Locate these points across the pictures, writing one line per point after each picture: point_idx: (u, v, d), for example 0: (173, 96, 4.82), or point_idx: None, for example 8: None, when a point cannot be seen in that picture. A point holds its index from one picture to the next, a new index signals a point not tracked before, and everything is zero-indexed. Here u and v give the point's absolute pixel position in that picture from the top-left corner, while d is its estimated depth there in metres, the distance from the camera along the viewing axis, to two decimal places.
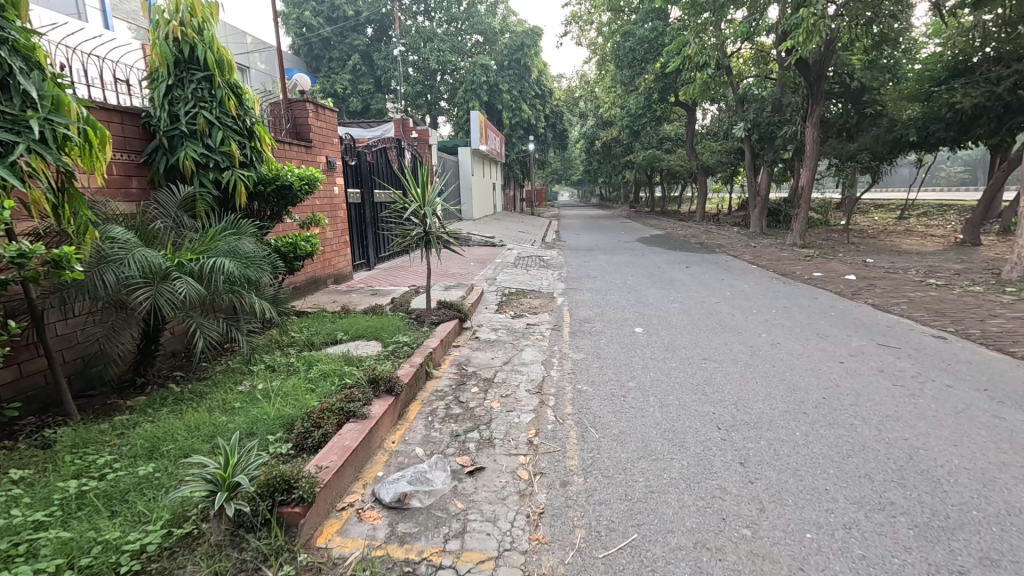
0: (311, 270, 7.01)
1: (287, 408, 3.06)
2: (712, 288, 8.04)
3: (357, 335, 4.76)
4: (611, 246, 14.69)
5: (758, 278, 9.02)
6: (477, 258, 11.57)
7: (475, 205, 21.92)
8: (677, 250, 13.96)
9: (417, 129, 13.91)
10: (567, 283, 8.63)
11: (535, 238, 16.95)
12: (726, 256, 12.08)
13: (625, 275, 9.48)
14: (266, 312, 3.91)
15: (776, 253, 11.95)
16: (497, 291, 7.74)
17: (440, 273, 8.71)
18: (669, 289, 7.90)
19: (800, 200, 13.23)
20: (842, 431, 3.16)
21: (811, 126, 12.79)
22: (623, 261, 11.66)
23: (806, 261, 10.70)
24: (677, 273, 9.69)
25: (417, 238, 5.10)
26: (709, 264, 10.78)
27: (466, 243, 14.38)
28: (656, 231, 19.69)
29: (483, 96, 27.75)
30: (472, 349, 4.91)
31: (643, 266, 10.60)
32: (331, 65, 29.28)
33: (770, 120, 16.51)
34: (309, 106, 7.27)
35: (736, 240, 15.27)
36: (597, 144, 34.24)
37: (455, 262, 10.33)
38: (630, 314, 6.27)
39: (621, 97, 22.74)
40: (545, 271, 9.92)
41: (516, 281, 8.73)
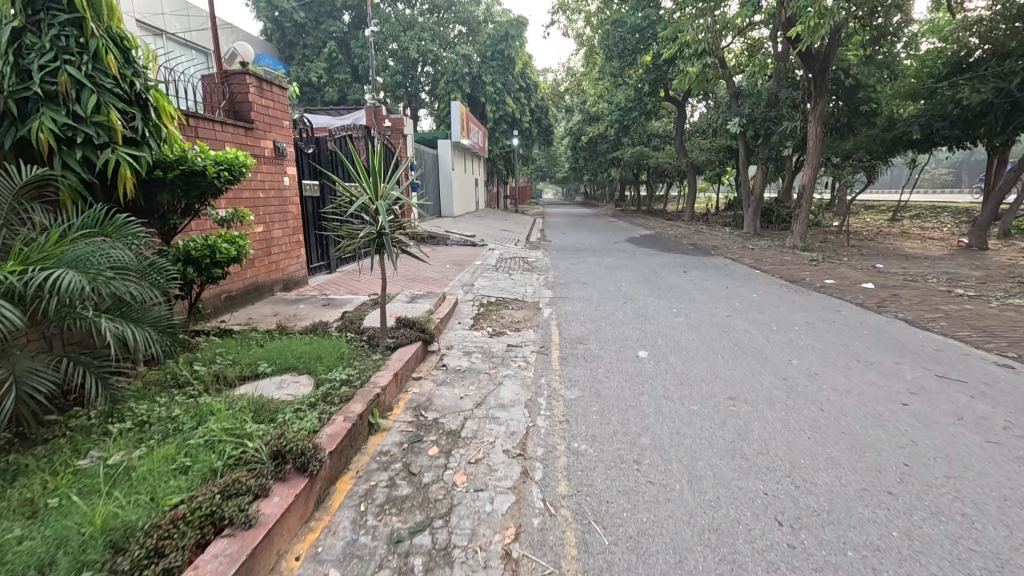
0: (250, 276, 5.88)
1: (128, 509, 1.95)
2: (719, 297, 7.12)
3: (284, 367, 3.66)
4: (600, 247, 13.73)
5: (766, 285, 8.12)
6: (454, 260, 10.50)
7: (456, 202, 20.83)
8: (670, 251, 13.09)
9: (391, 117, 12.71)
10: (555, 290, 7.63)
11: (519, 237, 15.96)
12: (724, 259, 11.20)
13: (619, 280, 8.52)
14: (138, 345, 2.80)
15: (778, 257, 11.13)
16: (474, 301, 6.68)
17: (409, 279, 7.62)
18: (671, 299, 6.96)
19: (801, 200, 12.49)
20: (957, 531, 2.20)
21: (813, 121, 11.99)
22: (615, 264, 10.68)
23: (813, 265, 9.86)
24: (675, 278, 8.76)
25: (366, 241, 4.00)
26: (709, 268, 9.89)
27: (444, 242, 13.30)
28: (645, 231, 18.85)
29: (466, 87, 26.58)
30: (437, 383, 3.86)
31: (638, 270, 9.64)
32: (305, 51, 27.79)
33: (767, 115, 15.73)
34: (250, 80, 6.09)
35: (731, 241, 14.49)
36: (583, 140, 33.36)
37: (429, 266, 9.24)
38: (629, 332, 5.28)
39: (609, 90, 21.80)
40: (529, 275, 8.90)
41: (497, 287, 7.69)
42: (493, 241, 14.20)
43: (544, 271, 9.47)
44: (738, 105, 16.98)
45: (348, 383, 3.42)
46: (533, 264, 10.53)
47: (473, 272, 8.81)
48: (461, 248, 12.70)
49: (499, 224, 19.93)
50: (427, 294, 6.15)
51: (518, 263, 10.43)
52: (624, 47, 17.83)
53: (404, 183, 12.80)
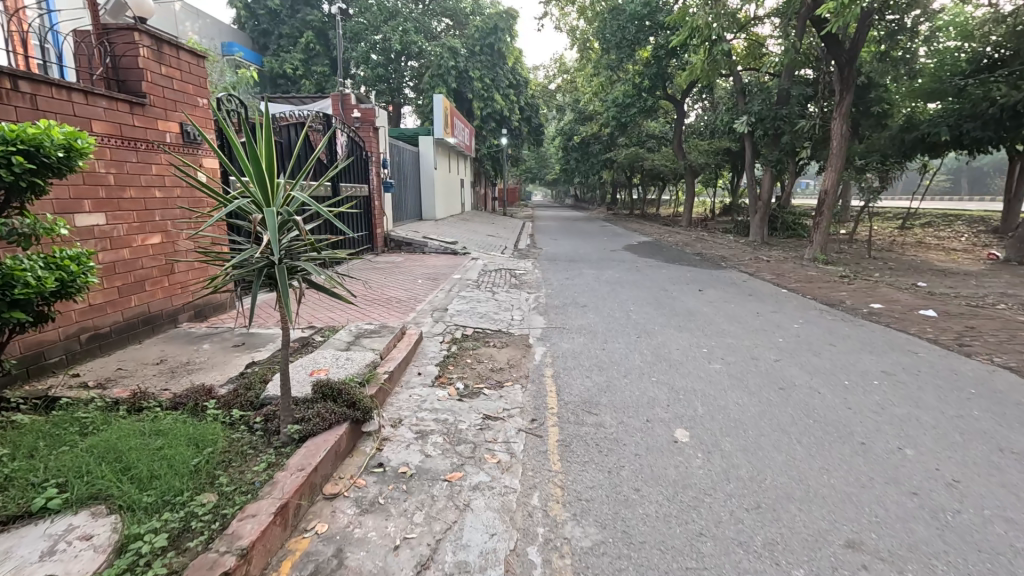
0: (133, 305, 4.34)
1: None
2: (754, 330, 5.69)
3: (88, 497, 2.10)
4: (596, 257, 12.31)
5: (803, 311, 6.71)
6: (429, 273, 8.96)
7: (438, 203, 19.28)
8: (675, 262, 11.70)
9: (361, 107, 11.05)
10: (550, 317, 6.16)
11: (507, 244, 14.48)
12: (739, 274, 9.81)
13: (625, 302, 7.05)
14: None
15: (801, 271, 9.77)
16: (444, 334, 5.16)
17: (364, 305, 6.10)
18: (695, 332, 5.51)
19: (822, 207, 11.12)
20: None
21: (838, 118, 10.65)
22: (616, 279, 9.23)
23: (847, 283, 8.49)
24: (691, 299, 7.32)
25: (245, 273, 2.43)
26: (727, 286, 8.48)
27: (422, 249, 11.77)
28: (643, 238, 17.45)
29: (451, 82, 25.06)
30: (359, 511, 2.33)
31: (645, 288, 8.19)
32: (280, 41, 26.03)
33: (778, 113, 14.40)
34: (138, 39, 4.50)
35: (740, 251, 13.14)
36: (575, 141, 31.99)
37: (396, 285, 7.71)
38: (656, 393, 3.80)
39: (605, 86, 20.41)
40: (516, 294, 7.41)
41: (476, 312, 6.18)
42: (477, 248, 12.68)
43: (535, 288, 7.98)
44: (745, 102, 15.68)
45: (179, 545, 1.88)
46: (521, 278, 9.04)
47: (449, 291, 7.29)
48: (440, 257, 11.17)
49: (485, 229, 18.41)
50: (380, 328, 4.63)
51: (503, 277, 8.93)
52: (622, 37, 16.43)
53: (374, 184, 11.19)
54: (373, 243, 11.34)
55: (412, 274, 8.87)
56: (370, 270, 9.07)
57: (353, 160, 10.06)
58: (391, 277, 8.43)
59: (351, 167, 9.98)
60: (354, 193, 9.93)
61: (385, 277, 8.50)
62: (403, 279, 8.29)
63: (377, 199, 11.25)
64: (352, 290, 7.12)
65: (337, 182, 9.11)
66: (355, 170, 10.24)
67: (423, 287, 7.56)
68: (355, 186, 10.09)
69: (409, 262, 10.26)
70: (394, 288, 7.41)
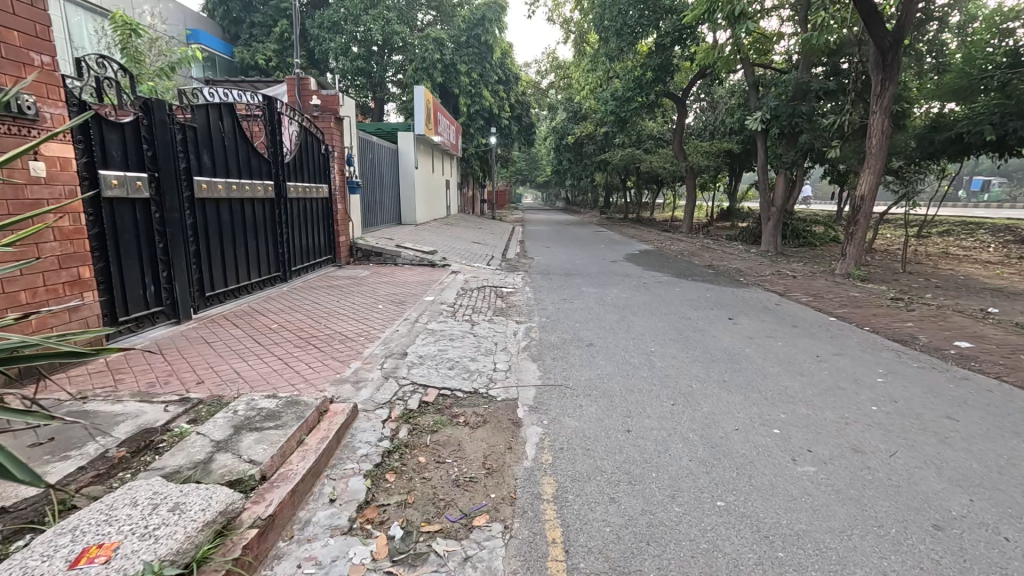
0: None
1: None
2: (828, 388, 4.12)
3: None
4: (595, 270, 10.72)
5: (875, 353, 5.15)
6: (394, 294, 7.31)
7: (420, 206, 17.63)
8: (686, 276, 10.19)
9: (321, 93, 9.40)
10: (547, 364, 4.56)
11: (494, 253, 12.90)
12: (769, 295, 8.26)
13: (643, 338, 5.47)
14: None
15: (841, 292, 8.30)
16: (392, 405, 3.51)
17: (290, 355, 4.46)
18: (749, 395, 3.93)
19: (856, 215, 9.64)
20: None
21: (878, 113, 9.14)
22: (624, 299, 7.64)
23: (905, 308, 7.01)
24: (724, 334, 5.75)
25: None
26: (760, 311, 6.96)
27: (396, 260, 10.17)
28: (643, 246, 15.96)
29: (437, 77, 23.57)
30: None
31: (662, 314, 6.60)
32: (253, 29, 24.19)
33: (797, 109, 12.95)
34: None
35: (757, 264, 11.65)
36: (568, 141, 30.52)
37: (348, 313, 6.07)
38: (737, 548, 2.20)
39: (600, 81, 18.95)
40: (502, 327, 5.78)
41: (445, 358, 4.55)
42: (458, 259, 11.04)
43: (525, 317, 6.34)
44: (757, 97, 14.28)
45: None
46: (507, 300, 7.42)
47: (414, 323, 5.63)
48: (413, 270, 9.50)
49: (470, 235, 16.75)
50: (284, 406, 2.96)
51: (485, 299, 7.29)
52: (622, 23, 14.80)
53: (337, 183, 9.51)
54: (333, 252, 9.66)
55: (373, 295, 7.24)
56: (323, 290, 7.43)
57: (307, 154, 8.36)
58: (345, 301, 6.79)
59: (305, 163, 8.29)
60: (306, 194, 8.25)
61: (339, 300, 6.86)
62: (361, 304, 6.65)
63: (339, 201, 9.57)
64: (286, 324, 5.46)
65: (284, 180, 7.42)
66: (311, 166, 8.55)
67: (382, 316, 5.92)
68: (310, 185, 8.41)
69: (374, 278, 8.60)
70: (344, 320, 5.76)
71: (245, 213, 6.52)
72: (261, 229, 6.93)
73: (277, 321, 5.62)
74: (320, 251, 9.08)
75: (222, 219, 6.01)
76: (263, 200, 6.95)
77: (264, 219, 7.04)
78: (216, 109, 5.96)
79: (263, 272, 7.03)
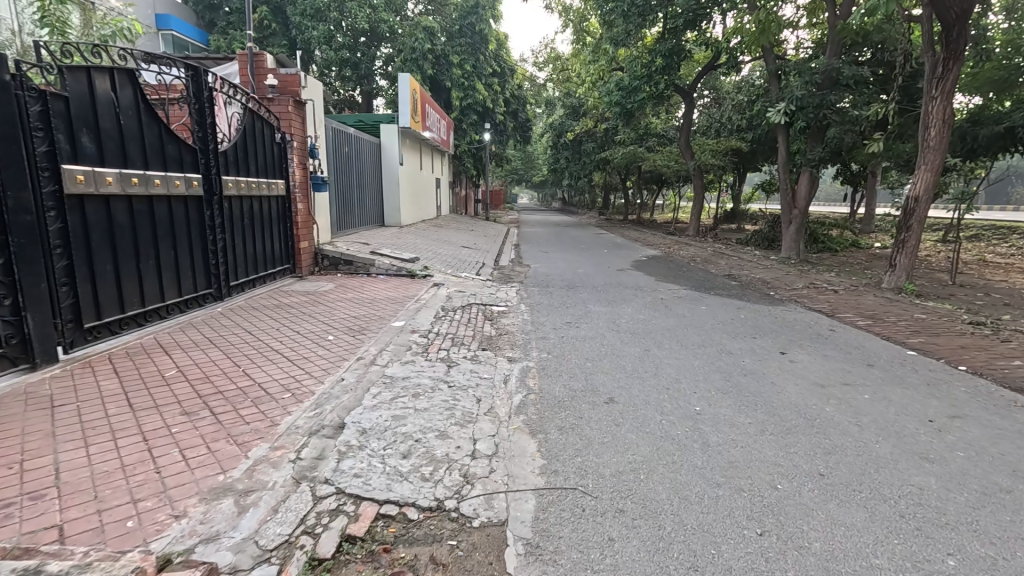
0: None
1: None
2: (984, 491, 2.68)
3: None
4: (601, 281, 9.28)
5: (1003, 413, 3.71)
6: (355, 318, 5.81)
7: (405, 207, 16.13)
8: (708, 289, 8.77)
9: (280, 72, 7.91)
10: (554, 444, 3.09)
11: (486, 260, 11.47)
12: (814, 316, 6.83)
13: (680, 389, 4.02)
14: None
15: (901, 312, 6.88)
16: (287, 554, 2.04)
17: (165, 430, 2.96)
18: (874, 509, 2.49)
19: (908, 219, 8.24)
20: None
21: (940, 98, 7.74)
22: (642, 323, 6.20)
23: (996, 338, 5.59)
24: (783, 379, 4.32)
25: None
26: (816, 342, 5.52)
27: (372, 272, 8.78)
28: (650, 251, 14.56)
29: (427, 69, 22.23)
30: None
31: (696, 348, 5.16)
32: (229, 17, 22.57)
33: (826, 99, 11.59)
34: None
35: (783, 274, 10.27)
36: (565, 138, 29.14)
37: (285, 350, 4.56)
38: None
39: (603, 71, 17.57)
40: (488, 371, 4.31)
41: (401, 432, 3.07)
42: (442, 267, 9.56)
43: (520, 353, 4.86)
44: (779, 86, 12.92)
45: None
46: (498, 324, 5.97)
47: (370, 366, 4.15)
48: (387, 283, 8.02)
49: (461, 238, 15.27)
50: None
51: (470, 324, 5.83)
52: (630, 3, 13.29)
53: (297, 178, 8.00)
54: (292, 261, 8.14)
55: (328, 319, 5.74)
56: (267, 312, 5.92)
57: (255, 141, 6.84)
58: (287, 328, 5.29)
59: (251, 152, 6.77)
60: (253, 190, 6.74)
61: (283, 326, 5.37)
62: (306, 333, 5.14)
63: (299, 200, 8.06)
64: (188, 370, 3.93)
65: (218, 174, 5.92)
66: (261, 157, 7.04)
67: (328, 356, 4.41)
68: (258, 181, 6.90)
69: (336, 294, 7.10)
70: (274, 360, 4.24)
71: (157, 215, 5.02)
72: (183, 236, 5.42)
73: (180, 362, 4.10)
74: (275, 259, 7.57)
75: (116, 223, 4.51)
76: (186, 199, 5.45)
77: (189, 222, 5.52)
78: (107, 74, 4.44)
79: (188, 289, 5.53)
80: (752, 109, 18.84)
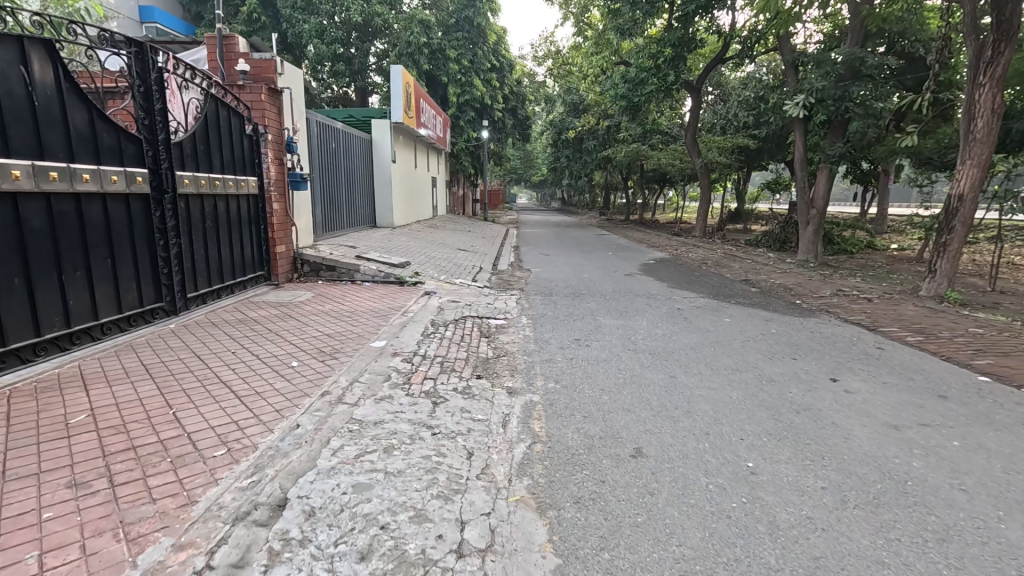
0: None
1: None
2: None
3: None
4: (608, 288, 8.48)
5: None
6: (329, 337, 4.96)
7: (398, 207, 15.30)
8: (727, 297, 7.98)
9: (252, 57, 7.09)
10: (572, 529, 2.28)
11: (484, 264, 10.69)
12: (853, 329, 6.04)
13: (725, 437, 3.21)
14: None
15: (951, 325, 6.10)
16: None
17: (31, 516, 2.14)
18: None
19: (950, 219, 7.45)
20: None
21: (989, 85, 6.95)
22: (662, 341, 5.40)
23: None
24: (846, 419, 3.51)
25: None
26: (868, 364, 4.72)
27: (357, 278, 7.96)
28: (657, 253, 13.76)
29: (423, 63, 21.46)
30: None
31: (730, 374, 4.35)
32: (217, 9, 21.70)
33: (849, 91, 10.85)
34: None
35: (806, 279, 9.49)
36: (565, 136, 28.39)
37: (236, 381, 3.73)
38: None
39: (607, 64, 16.79)
40: (484, 411, 3.49)
41: (364, 514, 2.25)
42: (435, 273, 8.75)
43: (521, 383, 4.05)
44: (796, 78, 12.13)
45: None
46: (496, 343, 5.16)
47: (336, 407, 3.33)
48: (372, 293, 7.21)
49: (457, 240, 14.46)
50: None
51: (464, 343, 5.03)
52: None
53: (273, 176, 7.18)
54: (267, 266, 7.31)
55: (296, 338, 4.90)
56: (227, 329, 5.08)
57: (220, 133, 6.01)
58: (246, 351, 4.45)
59: (214, 146, 5.95)
60: (217, 189, 5.93)
61: (241, 348, 4.53)
62: (266, 357, 4.30)
63: (275, 199, 7.24)
64: (101, 413, 3.11)
65: (171, 168, 5.11)
66: (227, 151, 6.21)
67: (287, 391, 3.57)
68: (224, 177, 6.07)
69: (312, 306, 6.27)
70: (218, 398, 3.42)
71: (88, 217, 4.21)
72: (125, 242, 4.59)
73: (96, 402, 3.26)
74: (245, 266, 6.74)
75: (27, 227, 3.69)
76: (128, 198, 4.63)
77: (133, 226, 4.70)
78: (14, 45, 3.63)
79: (132, 304, 4.71)
80: (761, 105, 18.11)
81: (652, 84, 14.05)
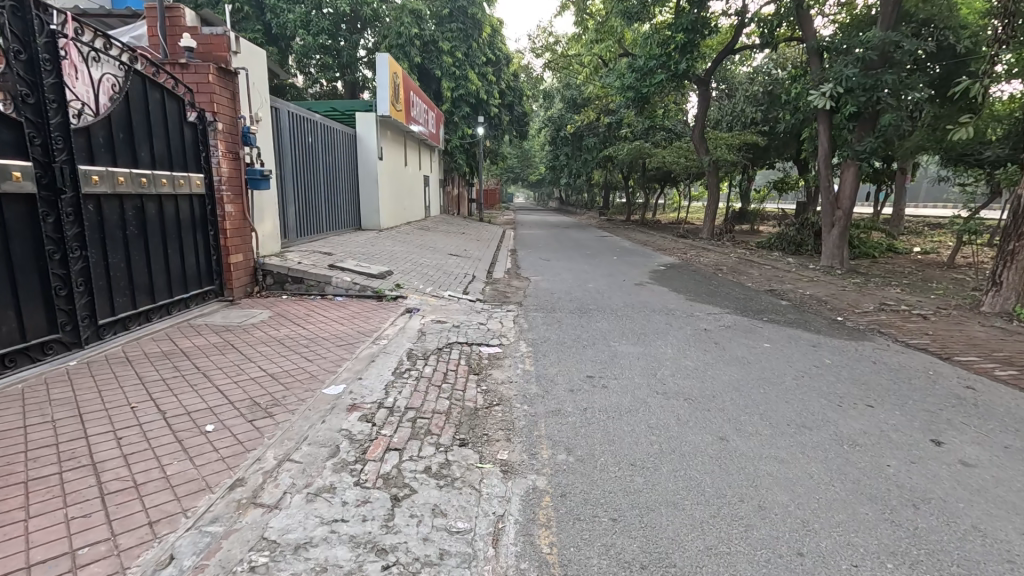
0: None
1: None
2: None
3: None
4: (618, 302, 7.40)
5: None
6: (271, 380, 3.82)
7: (385, 208, 14.19)
8: (756, 313, 6.92)
9: (200, 32, 5.97)
10: None
11: (478, 272, 9.61)
12: (923, 359, 4.98)
13: (829, 564, 2.12)
14: None
15: None
16: None
17: None
18: None
19: (1019, 224, 6.40)
20: None
21: None
22: (698, 378, 4.31)
23: None
24: (991, 521, 2.42)
25: None
26: (968, 416, 3.64)
27: (328, 291, 6.86)
28: (666, 258, 12.71)
29: (414, 56, 20.38)
30: None
31: (798, 436, 3.26)
32: None
33: (881, 79, 9.81)
34: None
35: (839, 291, 8.46)
36: (564, 133, 27.35)
37: (111, 465, 2.58)
38: None
39: (609, 53, 15.72)
40: (467, 513, 2.39)
41: None
42: (420, 284, 7.66)
43: (520, 457, 2.96)
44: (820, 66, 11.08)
45: None
46: (487, 385, 4.07)
47: (244, 517, 2.22)
48: (344, 311, 6.09)
49: (449, 243, 13.37)
50: None
51: (447, 386, 3.93)
52: None
53: (223, 172, 6.06)
54: (220, 278, 6.17)
55: (229, 381, 3.76)
56: (141, 368, 3.93)
57: (149, 119, 4.89)
58: (153, 405, 3.30)
59: (139, 135, 4.82)
60: (142, 188, 4.79)
61: (146, 400, 3.38)
62: (176, 416, 3.16)
63: (227, 201, 6.12)
64: None
65: (70, 162, 3.98)
66: (159, 141, 5.07)
67: (177, 485, 2.43)
68: (155, 174, 4.94)
69: (266, 331, 5.12)
70: (68, 501, 2.28)
71: None
72: None
73: None
74: (191, 280, 5.62)
75: None
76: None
77: (7, 237, 3.56)
78: None
79: (8, 338, 3.60)
80: None
81: (662, 72, 12.95)
